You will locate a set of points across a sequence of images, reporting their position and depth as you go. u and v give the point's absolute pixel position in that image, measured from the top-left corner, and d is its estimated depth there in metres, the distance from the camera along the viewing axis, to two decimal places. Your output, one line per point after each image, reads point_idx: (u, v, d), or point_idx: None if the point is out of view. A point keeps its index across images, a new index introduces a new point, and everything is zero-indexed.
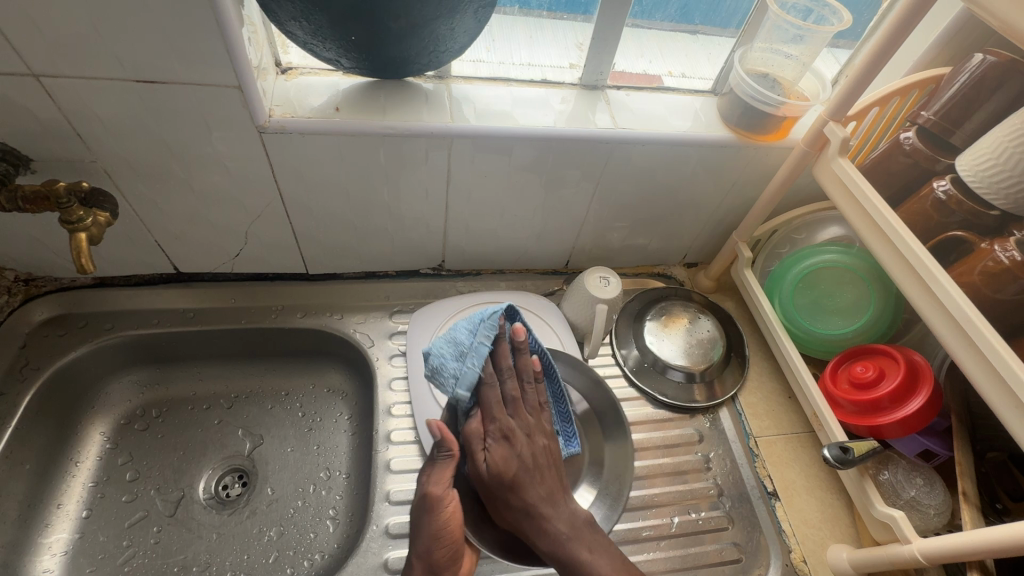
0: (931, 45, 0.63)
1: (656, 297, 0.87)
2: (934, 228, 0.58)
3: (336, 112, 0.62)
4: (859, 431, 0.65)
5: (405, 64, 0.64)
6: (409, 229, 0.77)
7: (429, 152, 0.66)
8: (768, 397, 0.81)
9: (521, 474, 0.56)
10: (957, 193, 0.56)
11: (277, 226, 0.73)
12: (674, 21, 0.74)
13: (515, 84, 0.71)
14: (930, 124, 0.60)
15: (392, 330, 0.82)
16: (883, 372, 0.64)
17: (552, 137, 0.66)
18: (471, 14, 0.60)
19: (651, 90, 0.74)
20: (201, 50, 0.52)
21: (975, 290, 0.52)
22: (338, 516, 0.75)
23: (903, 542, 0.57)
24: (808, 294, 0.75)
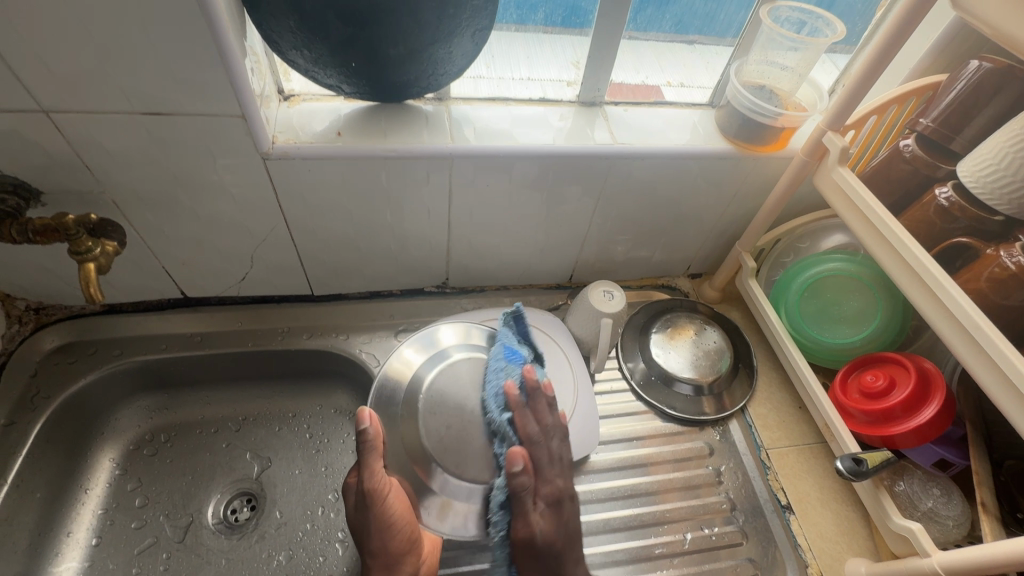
0: (925, 53, 0.64)
1: (661, 309, 0.87)
2: (937, 234, 0.57)
3: (339, 137, 0.63)
4: (871, 441, 0.64)
5: (405, 87, 0.65)
6: (413, 248, 0.78)
7: (430, 173, 0.66)
8: (778, 407, 0.80)
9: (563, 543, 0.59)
10: (960, 199, 0.55)
11: (283, 249, 0.73)
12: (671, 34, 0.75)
13: (514, 103, 0.72)
14: (929, 130, 0.59)
15: (398, 349, 0.82)
16: (894, 381, 0.63)
17: (552, 154, 0.67)
18: (469, 37, 0.61)
19: (648, 104, 0.75)
20: (205, 81, 0.53)
21: (983, 297, 0.52)
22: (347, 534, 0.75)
23: (922, 555, 0.56)
24: (814, 303, 0.75)
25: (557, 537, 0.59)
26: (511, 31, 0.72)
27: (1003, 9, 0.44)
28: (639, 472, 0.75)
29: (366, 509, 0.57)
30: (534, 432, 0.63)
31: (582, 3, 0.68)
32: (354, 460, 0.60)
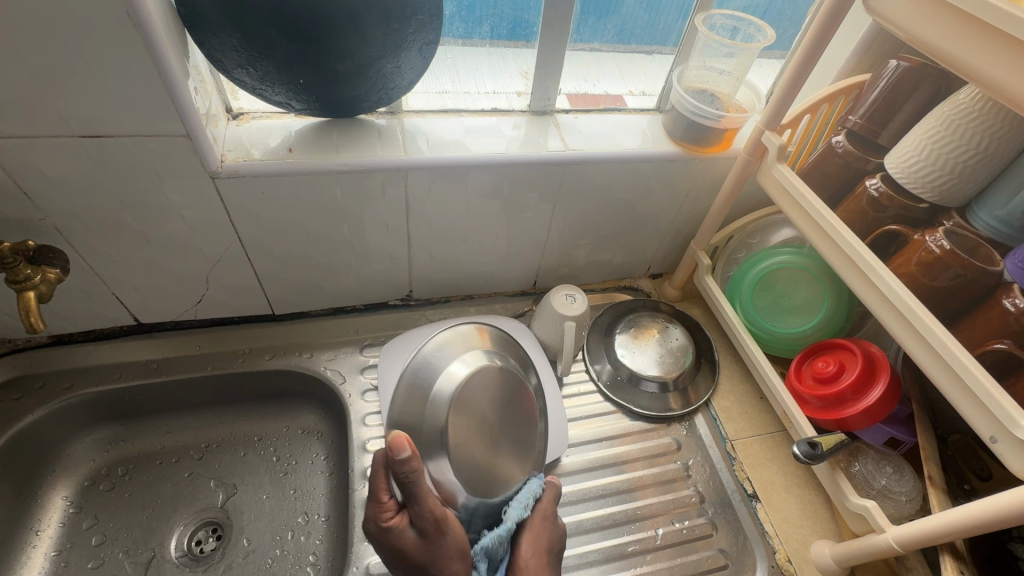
0: (850, 55, 0.68)
1: (624, 310, 0.90)
2: (870, 224, 0.60)
3: (289, 153, 0.63)
4: (826, 425, 0.67)
5: (355, 102, 0.65)
6: (374, 262, 0.78)
7: (385, 186, 0.67)
8: (739, 399, 0.82)
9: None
10: (888, 190, 0.58)
11: (239, 269, 0.72)
12: (614, 44, 0.76)
13: (466, 115, 0.73)
14: (858, 127, 0.63)
15: (364, 364, 0.82)
16: (843, 365, 0.66)
17: (505, 162, 0.68)
18: (417, 51, 0.62)
19: (598, 111, 0.77)
20: (148, 103, 0.52)
21: (914, 280, 0.54)
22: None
23: (879, 532, 0.58)
24: (766, 295, 0.77)
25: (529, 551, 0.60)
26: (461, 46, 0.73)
27: (908, 11, 0.48)
28: (611, 471, 0.75)
29: (439, 537, 0.54)
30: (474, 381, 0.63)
31: (526, 16, 0.70)
32: (386, 503, 0.54)
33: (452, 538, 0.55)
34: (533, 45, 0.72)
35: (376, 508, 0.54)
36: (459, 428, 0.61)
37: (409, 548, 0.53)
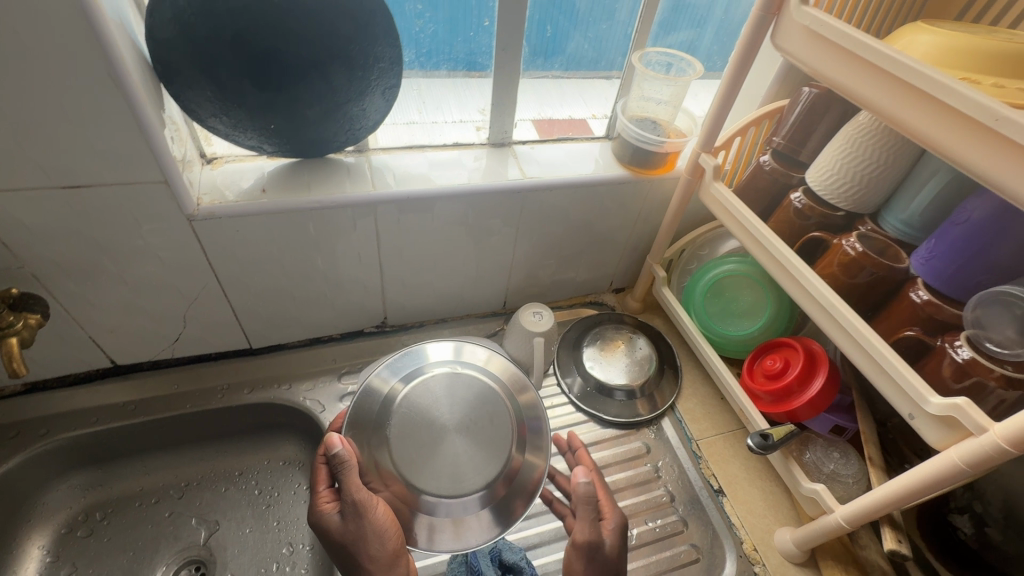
0: (771, 83, 0.76)
1: (591, 324, 0.95)
2: (797, 231, 0.66)
3: (263, 193, 0.66)
4: (778, 417, 0.72)
5: (325, 143, 0.70)
6: (349, 292, 0.81)
7: (356, 220, 0.71)
8: (702, 401, 0.87)
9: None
10: (810, 202, 0.65)
11: (216, 306, 0.75)
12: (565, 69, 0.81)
13: (430, 150, 0.77)
14: (782, 147, 0.70)
15: (343, 392, 0.84)
16: (787, 361, 0.72)
17: (467, 192, 0.73)
18: (380, 94, 0.67)
19: (553, 141, 0.83)
20: (126, 153, 0.56)
21: (835, 279, 0.60)
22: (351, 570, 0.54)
23: (829, 513, 0.63)
24: (717, 302, 0.83)
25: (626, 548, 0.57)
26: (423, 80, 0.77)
27: (804, 46, 0.55)
28: None
29: (356, 518, 0.53)
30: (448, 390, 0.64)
31: (480, 59, 0.75)
32: (323, 491, 0.57)
33: (373, 527, 0.54)
34: (489, 75, 0.75)
35: (315, 496, 0.56)
36: (427, 430, 0.62)
37: (330, 530, 0.54)
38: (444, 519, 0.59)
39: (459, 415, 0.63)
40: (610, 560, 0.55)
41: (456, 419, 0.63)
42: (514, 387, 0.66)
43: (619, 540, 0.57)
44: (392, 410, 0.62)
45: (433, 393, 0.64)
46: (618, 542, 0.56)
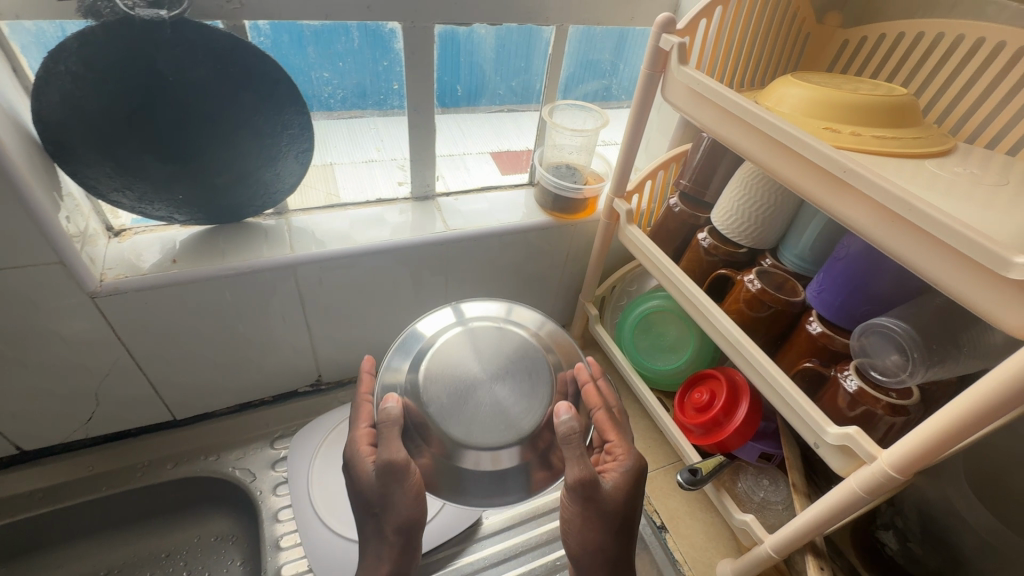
0: (675, 129, 0.80)
1: None
2: (706, 269, 0.70)
3: (173, 264, 0.65)
4: (709, 449, 0.74)
5: (240, 209, 0.69)
6: (277, 354, 0.79)
7: (276, 283, 0.70)
8: (642, 435, 0.88)
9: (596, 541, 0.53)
10: (715, 241, 0.68)
11: (131, 381, 0.71)
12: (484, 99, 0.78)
13: (352, 208, 0.77)
14: (688, 189, 0.74)
15: (275, 458, 0.81)
16: (713, 393, 0.74)
17: (390, 248, 0.74)
18: (293, 158, 0.67)
19: (477, 191, 0.85)
20: (14, 236, 0.53)
21: (742, 315, 0.63)
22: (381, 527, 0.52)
23: (760, 543, 0.64)
24: (647, 336, 0.85)
25: (636, 490, 0.55)
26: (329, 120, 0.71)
27: (689, 101, 0.59)
28: (529, 526, 0.78)
29: (390, 482, 0.49)
30: (480, 343, 0.55)
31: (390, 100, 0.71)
32: (363, 430, 0.54)
33: (406, 491, 0.49)
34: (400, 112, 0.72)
35: (356, 432, 0.54)
36: (455, 395, 0.51)
37: (364, 479, 0.51)
38: (482, 500, 0.49)
39: (490, 364, 0.53)
40: (611, 510, 0.53)
41: (487, 368, 0.53)
42: (552, 343, 0.58)
43: (627, 486, 0.54)
44: (417, 399, 0.51)
45: (454, 351, 0.54)
46: (625, 492, 0.54)
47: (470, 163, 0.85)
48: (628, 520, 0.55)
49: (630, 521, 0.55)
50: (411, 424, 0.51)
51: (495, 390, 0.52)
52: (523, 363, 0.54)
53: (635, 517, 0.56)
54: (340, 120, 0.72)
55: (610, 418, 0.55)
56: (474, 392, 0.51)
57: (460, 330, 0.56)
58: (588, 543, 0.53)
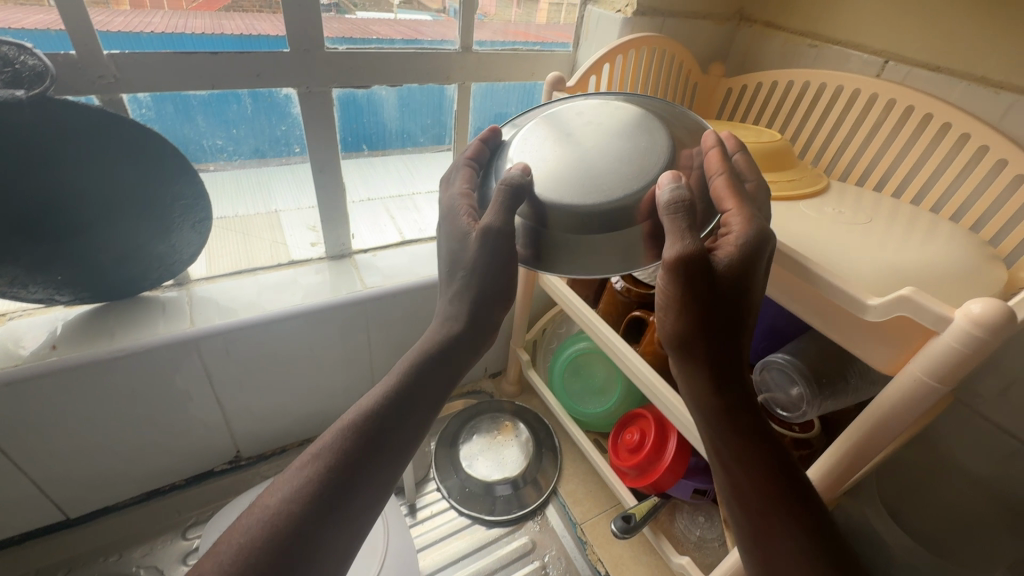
0: None
1: (468, 415, 0.94)
2: (623, 310, 0.71)
3: (52, 351, 0.59)
4: (645, 490, 0.73)
5: (134, 283, 0.65)
6: (186, 435, 0.74)
7: (176, 360, 0.65)
8: (583, 480, 0.87)
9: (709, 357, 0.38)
10: (628, 283, 0.70)
11: (9, 484, 0.64)
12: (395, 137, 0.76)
13: (262, 273, 0.75)
14: None
15: (187, 550, 0.74)
16: (643, 432, 0.75)
17: (302, 312, 0.70)
18: (189, 227, 0.64)
19: (396, 245, 0.84)
20: None
21: (657, 355, 0.64)
22: (381, 387, 0.41)
23: None
24: (577, 378, 0.85)
25: (757, 270, 0.38)
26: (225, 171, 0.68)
27: None
28: None
29: (467, 295, 0.43)
30: (572, 136, 0.45)
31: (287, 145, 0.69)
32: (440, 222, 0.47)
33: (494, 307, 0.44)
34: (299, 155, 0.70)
35: (447, 203, 0.45)
36: (559, 168, 0.43)
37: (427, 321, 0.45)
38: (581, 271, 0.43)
39: (587, 141, 0.44)
40: (719, 291, 0.36)
41: (585, 142, 0.44)
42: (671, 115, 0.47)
43: (745, 253, 0.37)
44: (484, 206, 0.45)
45: (571, 131, 0.46)
46: (738, 267, 0.37)
47: (420, 203, 0.87)
48: (743, 327, 0.38)
49: (744, 319, 0.38)
50: (530, 200, 0.42)
51: (581, 182, 0.42)
52: (658, 146, 0.43)
53: (747, 319, 0.38)
54: (234, 173, 0.69)
55: (734, 186, 0.40)
56: (591, 166, 0.43)
57: (560, 125, 0.46)
58: (681, 336, 0.38)
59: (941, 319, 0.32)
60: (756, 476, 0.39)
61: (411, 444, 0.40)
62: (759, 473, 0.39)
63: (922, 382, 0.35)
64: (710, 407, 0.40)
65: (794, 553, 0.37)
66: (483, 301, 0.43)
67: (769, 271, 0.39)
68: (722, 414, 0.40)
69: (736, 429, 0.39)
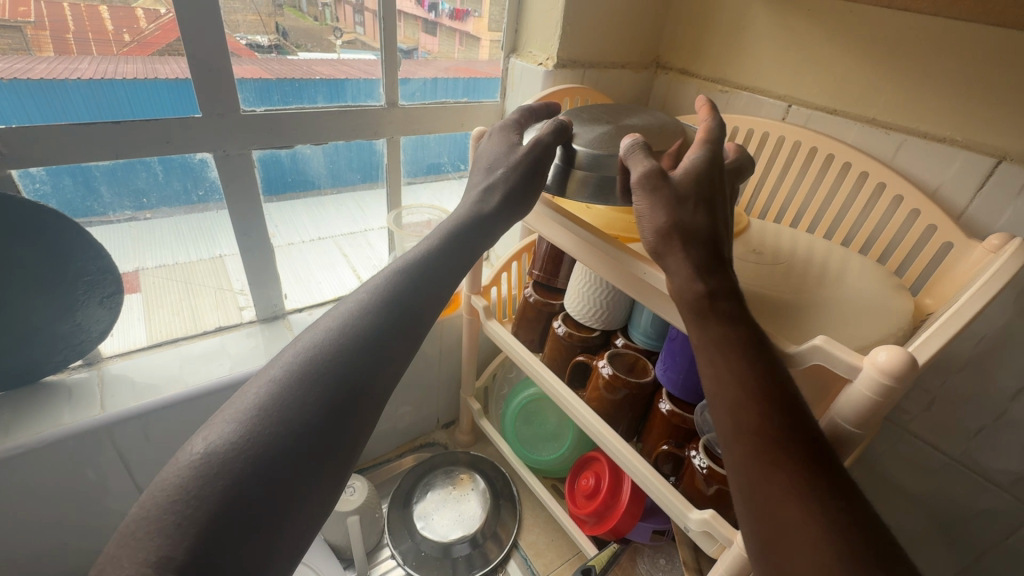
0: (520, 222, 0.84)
1: (421, 471, 0.89)
2: (567, 355, 0.71)
3: None
4: (605, 537, 0.71)
5: (34, 369, 0.59)
6: (101, 532, 0.66)
7: (85, 451, 0.59)
8: (544, 528, 0.85)
9: (683, 250, 0.37)
10: (569, 328, 0.69)
11: None
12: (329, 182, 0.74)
13: (185, 343, 0.71)
14: (539, 277, 0.75)
15: None
16: (599, 476, 0.73)
17: (232, 382, 0.66)
18: (98, 302, 0.59)
19: (332, 302, 0.83)
20: None
21: (602, 400, 0.63)
22: (352, 300, 0.36)
23: None
24: (530, 424, 0.84)
25: (719, 183, 0.39)
26: (148, 221, 0.63)
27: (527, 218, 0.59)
28: None
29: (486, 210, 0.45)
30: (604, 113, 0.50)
31: (207, 193, 0.64)
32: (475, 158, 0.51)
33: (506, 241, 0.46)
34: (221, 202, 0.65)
35: (484, 143, 0.50)
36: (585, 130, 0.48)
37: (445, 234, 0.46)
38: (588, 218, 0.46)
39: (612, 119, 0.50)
40: (684, 196, 0.38)
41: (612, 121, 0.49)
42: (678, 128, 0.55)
43: (700, 171, 0.39)
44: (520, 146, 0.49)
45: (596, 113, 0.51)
46: (699, 180, 0.39)
47: (373, 239, 0.85)
48: (716, 236, 0.38)
49: (714, 230, 0.38)
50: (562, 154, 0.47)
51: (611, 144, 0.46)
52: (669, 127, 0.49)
53: (722, 220, 0.39)
54: (155, 227, 0.64)
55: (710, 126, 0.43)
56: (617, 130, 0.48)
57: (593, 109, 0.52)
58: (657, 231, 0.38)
59: (852, 368, 0.34)
60: (737, 367, 0.34)
61: (393, 364, 0.35)
62: (743, 371, 0.34)
63: (840, 428, 0.36)
64: (694, 298, 0.37)
65: (779, 459, 0.31)
66: (472, 241, 0.43)
67: (730, 206, 0.41)
68: (708, 310, 0.36)
69: (721, 318, 0.36)
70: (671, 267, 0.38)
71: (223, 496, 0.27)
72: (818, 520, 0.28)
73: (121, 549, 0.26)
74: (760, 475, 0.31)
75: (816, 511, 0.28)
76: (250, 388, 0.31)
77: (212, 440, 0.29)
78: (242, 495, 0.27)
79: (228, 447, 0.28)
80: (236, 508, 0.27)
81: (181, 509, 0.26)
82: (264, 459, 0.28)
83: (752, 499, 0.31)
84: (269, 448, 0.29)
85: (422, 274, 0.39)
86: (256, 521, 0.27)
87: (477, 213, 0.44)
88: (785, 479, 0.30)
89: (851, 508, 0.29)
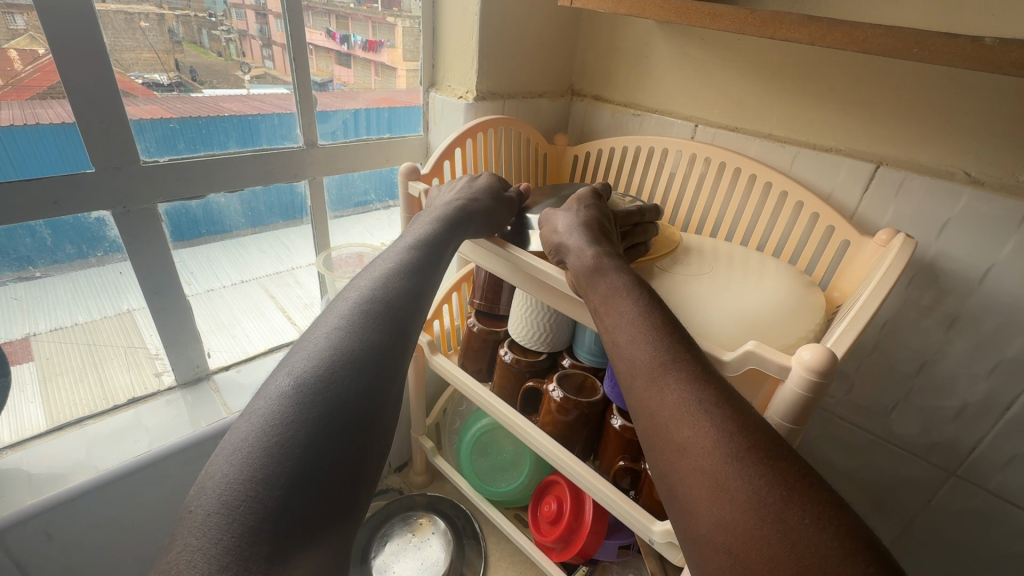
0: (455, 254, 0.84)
1: (377, 523, 0.84)
2: (517, 382, 0.70)
3: None
4: (574, 561, 0.71)
5: None
6: None
7: None
8: (511, 561, 0.83)
9: (585, 234, 0.49)
10: (516, 354, 0.69)
11: None
12: (246, 226, 0.69)
13: (92, 423, 0.63)
14: (481, 306, 0.74)
15: None
16: (560, 499, 0.73)
17: (153, 458, 0.60)
18: None
19: (262, 355, 0.78)
20: None
21: (556, 423, 0.63)
22: (373, 275, 0.43)
23: None
24: (486, 455, 0.82)
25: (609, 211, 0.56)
26: (37, 281, 0.56)
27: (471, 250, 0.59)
28: None
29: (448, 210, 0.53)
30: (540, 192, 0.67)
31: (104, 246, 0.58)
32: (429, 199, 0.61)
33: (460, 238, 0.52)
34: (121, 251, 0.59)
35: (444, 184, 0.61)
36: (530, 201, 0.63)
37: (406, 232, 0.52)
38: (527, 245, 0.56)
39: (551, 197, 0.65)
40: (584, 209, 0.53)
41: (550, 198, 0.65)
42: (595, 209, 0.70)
43: (592, 198, 0.56)
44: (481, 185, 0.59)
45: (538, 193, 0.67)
46: (595, 203, 0.55)
47: (305, 275, 0.80)
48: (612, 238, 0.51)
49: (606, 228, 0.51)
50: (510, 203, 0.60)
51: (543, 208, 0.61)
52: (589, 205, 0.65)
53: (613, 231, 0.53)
54: (45, 289, 0.57)
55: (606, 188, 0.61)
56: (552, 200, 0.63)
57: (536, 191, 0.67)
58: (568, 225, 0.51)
59: (781, 368, 0.36)
60: (629, 309, 0.40)
61: (412, 324, 0.41)
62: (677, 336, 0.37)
63: (781, 427, 0.37)
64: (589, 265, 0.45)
65: (667, 377, 0.34)
66: (454, 237, 0.50)
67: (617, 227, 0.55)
68: (602, 266, 0.45)
69: (614, 271, 0.44)
70: (574, 241, 0.48)
71: (285, 449, 0.30)
72: (703, 421, 0.31)
73: (199, 507, 0.28)
74: (653, 396, 0.34)
75: (699, 417, 0.31)
76: (313, 338, 0.37)
77: (292, 378, 0.33)
78: (321, 416, 0.32)
79: (312, 378, 0.33)
80: (321, 430, 0.31)
81: (280, 427, 0.31)
82: (331, 393, 0.33)
83: (649, 423, 0.34)
84: (319, 408, 0.32)
85: (416, 267, 0.44)
86: (331, 458, 0.31)
87: (463, 208, 0.53)
88: (672, 394, 0.33)
89: (733, 411, 0.32)
